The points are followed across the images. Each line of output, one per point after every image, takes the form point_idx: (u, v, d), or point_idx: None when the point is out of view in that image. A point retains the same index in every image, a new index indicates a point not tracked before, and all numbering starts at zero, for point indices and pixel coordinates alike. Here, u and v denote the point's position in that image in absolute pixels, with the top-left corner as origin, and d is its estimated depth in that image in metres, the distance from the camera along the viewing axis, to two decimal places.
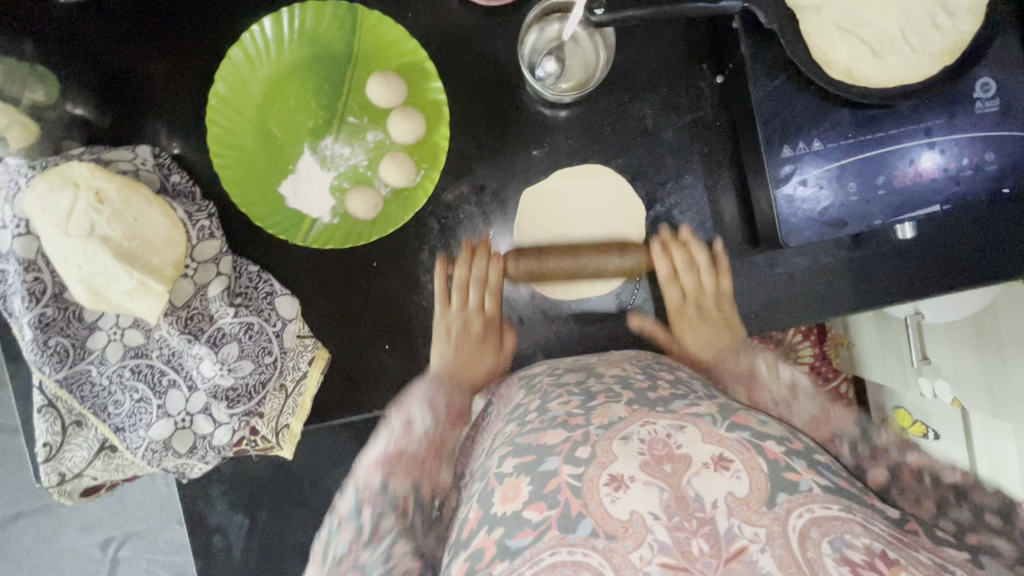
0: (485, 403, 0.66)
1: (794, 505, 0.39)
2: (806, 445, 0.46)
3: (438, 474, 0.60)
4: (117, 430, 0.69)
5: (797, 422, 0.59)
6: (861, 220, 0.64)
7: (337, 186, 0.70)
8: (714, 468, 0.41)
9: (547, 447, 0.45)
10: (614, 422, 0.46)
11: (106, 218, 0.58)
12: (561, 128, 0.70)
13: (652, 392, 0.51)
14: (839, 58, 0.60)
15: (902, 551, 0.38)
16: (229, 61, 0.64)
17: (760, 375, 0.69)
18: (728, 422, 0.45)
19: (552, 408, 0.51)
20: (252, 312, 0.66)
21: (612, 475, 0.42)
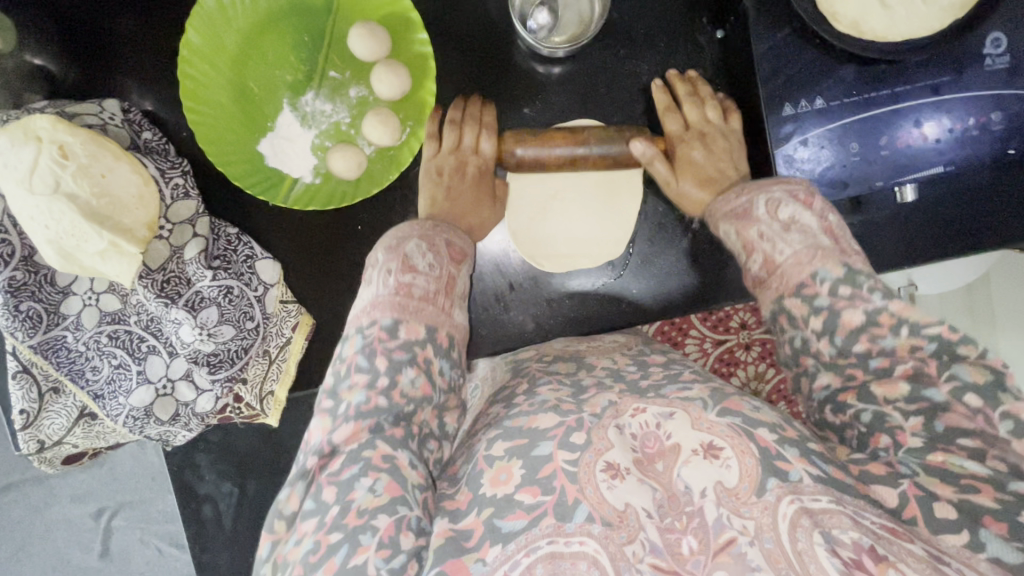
0: (457, 254, 0.56)
1: (784, 493, 0.37)
2: (800, 433, 0.41)
3: (451, 315, 0.52)
4: (96, 397, 0.67)
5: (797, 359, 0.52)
6: (862, 183, 0.62)
7: (318, 144, 0.66)
8: (703, 456, 0.39)
9: (539, 431, 0.42)
10: (607, 410, 0.43)
11: (71, 172, 0.54)
12: (553, 86, 0.67)
13: (644, 381, 0.49)
14: (848, 11, 0.57)
15: (892, 545, 0.35)
16: (200, 8, 0.60)
17: (746, 313, 0.67)
18: (719, 407, 0.42)
19: (541, 392, 0.49)
20: (231, 275, 0.63)
21: (608, 462, 0.39)
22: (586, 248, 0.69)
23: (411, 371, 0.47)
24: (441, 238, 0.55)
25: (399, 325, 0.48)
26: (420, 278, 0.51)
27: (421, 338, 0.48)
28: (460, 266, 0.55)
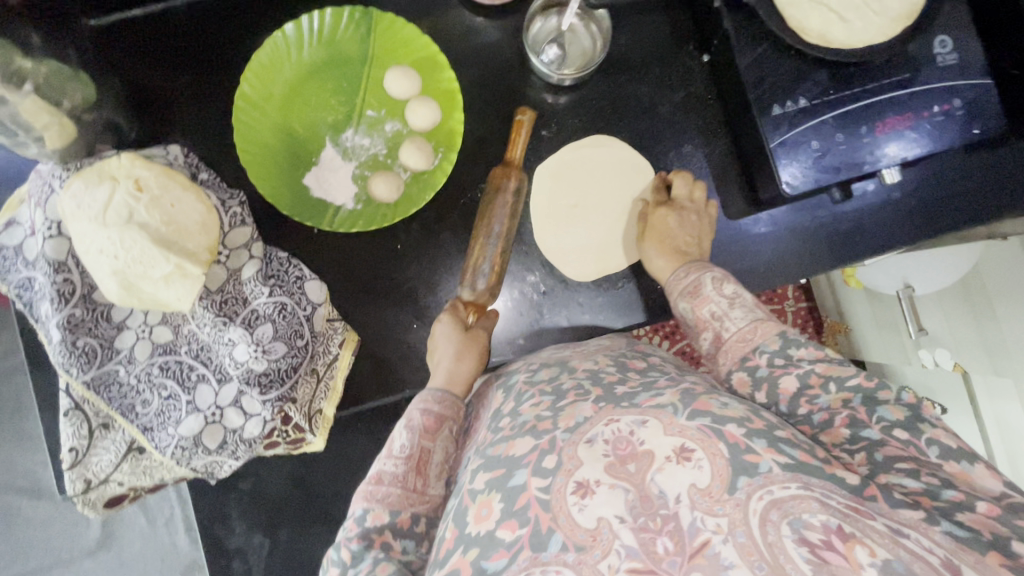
0: (434, 423, 0.58)
1: (754, 488, 0.41)
2: (766, 423, 0.46)
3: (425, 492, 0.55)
4: (146, 430, 0.68)
5: (731, 339, 0.59)
6: (852, 167, 0.68)
7: (359, 174, 0.72)
8: (676, 460, 0.43)
9: (515, 460, 0.47)
10: (579, 424, 0.48)
11: (145, 204, 0.59)
12: (563, 111, 0.75)
13: (621, 387, 0.54)
14: (812, 26, 0.66)
15: (858, 521, 0.39)
16: (254, 65, 0.69)
17: (704, 285, 0.63)
18: (688, 410, 0.46)
19: (524, 410, 0.54)
20: (285, 293, 0.67)
21: (578, 480, 0.43)
22: (599, 260, 0.74)
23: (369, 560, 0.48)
24: (418, 410, 0.59)
25: (366, 514, 0.52)
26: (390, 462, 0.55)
27: (383, 524, 0.51)
28: (437, 437, 0.58)
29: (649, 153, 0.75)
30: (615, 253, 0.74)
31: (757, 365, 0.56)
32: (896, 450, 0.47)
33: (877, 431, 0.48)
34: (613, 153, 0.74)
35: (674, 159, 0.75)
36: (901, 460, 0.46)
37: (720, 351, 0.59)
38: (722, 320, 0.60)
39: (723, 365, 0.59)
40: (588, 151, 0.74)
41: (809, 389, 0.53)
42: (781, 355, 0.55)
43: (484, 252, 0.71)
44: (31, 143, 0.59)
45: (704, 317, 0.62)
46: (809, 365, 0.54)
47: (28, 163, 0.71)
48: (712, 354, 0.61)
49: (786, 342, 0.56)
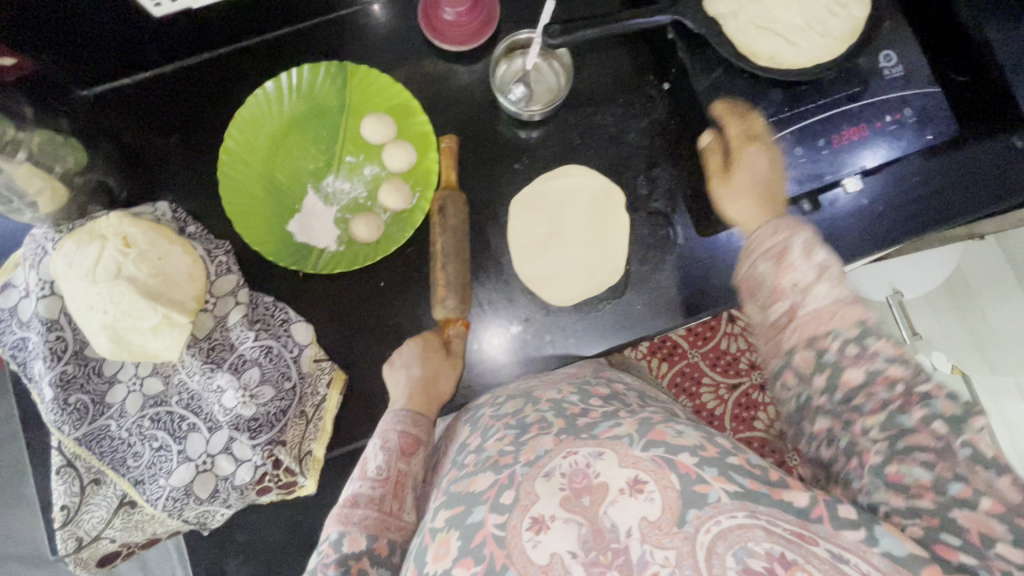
0: (409, 444, 0.61)
1: (704, 521, 0.41)
2: (718, 449, 0.46)
3: (399, 517, 0.56)
4: (137, 483, 0.69)
5: (805, 317, 0.53)
6: (814, 178, 0.72)
7: (340, 218, 0.75)
8: (629, 493, 0.43)
9: (475, 496, 0.47)
10: (539, 458, 0.48)
11: (133, 258, 0.61)
12: (536, 144, 0.78)
13: (583, 419, 0.54)
14: (760, 49, 0.70)
15: (799, 548, 0.40)
16: (237, 121, 0.73)
17: (791, 251, 0.56)
18: (644, 439, 0.46)
19: (489, 447, 0.54)
20: (271, 336, 0.68)
21: (534, 517, 0.43)
22: (572, 285, 0.75)
23: None
24: (393, 431, 0.62)
25: (343, 537, 0.53)
26: (366, 481, 0.57)
27: (360, 551, 0.52)
28: (411, 458, 0.60)
29: (618, 179, 0.78)
30: (589, 279, 0.75)
31: (828, 348, 0.51)
32: (919, 442, 0.45)
33: (914, 418, 0.46)
34: (585, 186, 0.77)
35: (643, 183, 0.78)
36: (920, 448, 0.45)
37: (789, 326, 0.54)
38: (803, 293, 0.54)
39: (788, 341, 0.54)
40: (562, 184, 0.77)
41: (871, 384, 0.49)
42: (856, 344, 0.51)
43: (446, 285, 0.70)
44: (26, 208, 0.62)
45: (781, 285, 0.56)
46: (884, 363, 0.49)
47: (21, 228, 0.75)
48: (777, 326, 0.55)
49: (864, 330, 0.51)
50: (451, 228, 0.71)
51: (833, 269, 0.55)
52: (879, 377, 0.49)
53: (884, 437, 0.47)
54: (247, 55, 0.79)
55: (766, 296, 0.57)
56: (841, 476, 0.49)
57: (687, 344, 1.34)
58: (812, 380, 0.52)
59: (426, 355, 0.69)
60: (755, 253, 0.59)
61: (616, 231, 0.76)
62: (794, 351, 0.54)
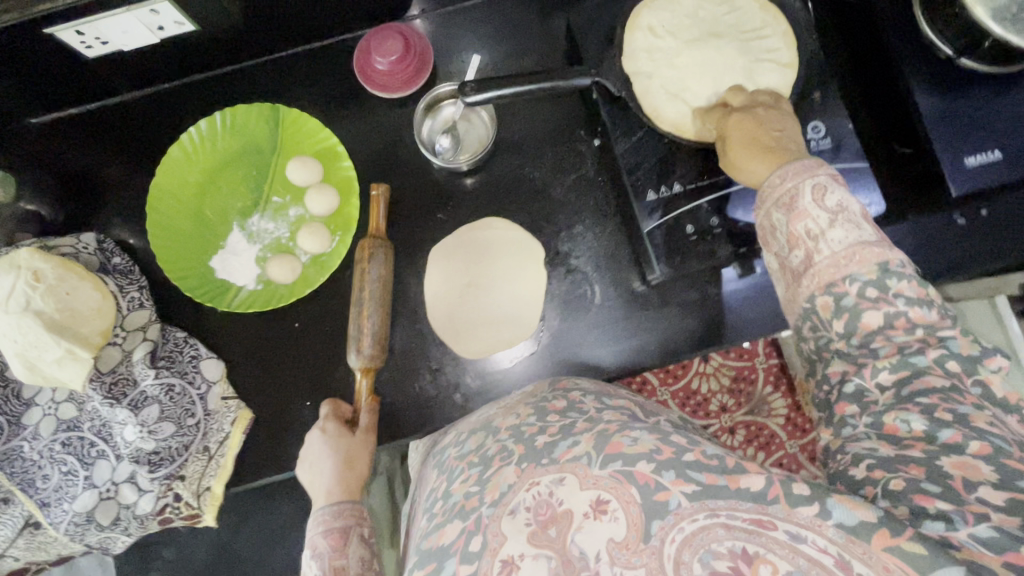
0: (337, 534, 0.61)
1: (668, 531, 0.40)
2: (675, 449, 0.44)
3: None
4: (43, 505, 0.71)
5: (822, 263, 0.50)
6: (728, 249, 0.69)
7: (261, 256, 0.76)
8: (594, 516, 0.43)
9: (445, 547, 0.47)
10: (503, 495, 0.46)
11: (42, 292, 0.62)
12: (462, 193, 0.79)
13: (542, 437, 0.51)
14: (667, 114, 0.67)
15: (760, 537, 0.39)
16: (168, 158, 0.75)
17: (802, 197, 0.51)
18: (602, 456, 0.45)
19: (454, 490, 0.52)
20: (174, 373, 0.70)
21: (503, 558, 0.43)
22: (481, 339, 0.75)
23: None
24: (319, 528, 0.61)
25: None
26: None
27: None
28: (348, 544, 0.60)
29: (541, 233, 0.77)
30: (497, 334, 0.75)
31: (846, 293, 0.49)
32: (928, 383, 0.46)
33: (928, 358, 0.47)
34: (504, 239, 0.77)
35: (565, 239, 0.77)
36: (925, 395, 0.45)
37: (805, 273, 0.51)
38: (818, 240, 0.50)
39: (805, 288, 0.51)
40: (481, 235, 0.77)
41: (891, 327, 0.48)
42: (874, 288, 0.48)
43: (367, 332, 0.69)
44: None
45: (794, 233, 0.51)
46: (904, 306, 0.48)
47: None
48: (795, 273, 0.52)
49: (886, 273, 0.48)
50: (378, 279, 0.71)
51: (849, 212, 0.50)
52: (893, 341, 0.48)
53: (891, 383, 0.47)
54: (186, 90, 0.81)
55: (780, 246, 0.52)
56: (834, 421, 0.49)
57: (656, 382, 1.32)
58: (832, 326, 0.50)
59: (339, 433, 0.68)
60: (762, 203, 0.54)
61: (532, 284, 0.76)
62: (807, 317, 0.52)
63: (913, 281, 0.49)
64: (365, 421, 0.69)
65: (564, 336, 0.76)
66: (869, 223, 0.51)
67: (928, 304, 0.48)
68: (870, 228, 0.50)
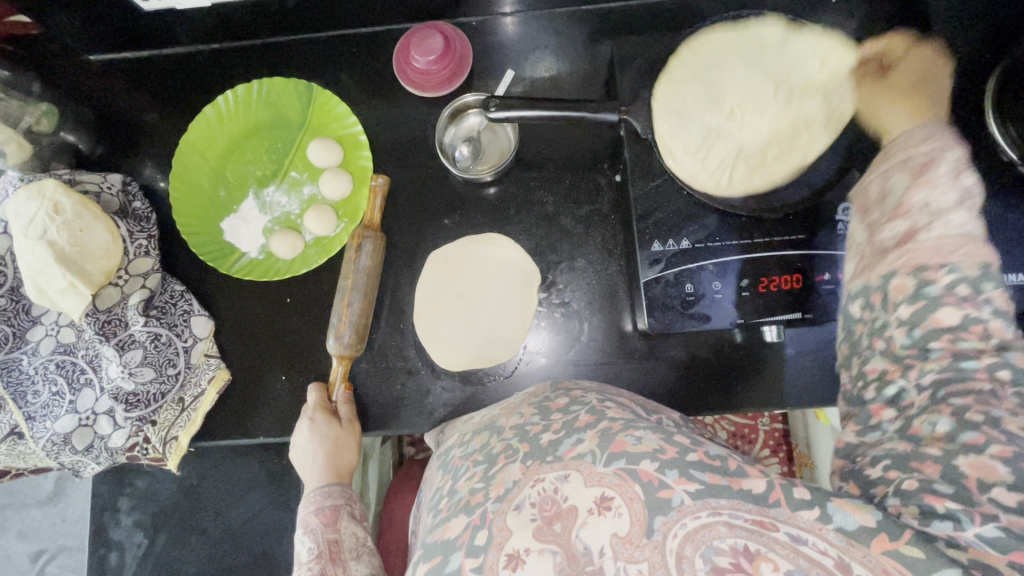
0: (327, 515, 0.64)
1: (670, 527, 0.40)
2: (679, 448, 0.45)
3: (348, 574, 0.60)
4: (28, 418, 0.75)
5: (924, 243, 0.47)
6: (726, 317, 0.66)
7: (269, 227, 0.78)
8: (597, 511, 0.43)
9: (450, 543, 0.46)
10: (508, 490, 0.46)
11: (57, 224, 0.66)
12: (473, 204, 0.78)
13: (546, 434, 0.51)
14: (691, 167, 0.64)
15: (762, 536, 0.39)
16: (201, 116, 0.78)
17: (932, 168, 0.49)
18: (606, 454, 0.45)
19: (460, 487, 0.52)
20: (163, 324, 0.73)
21: (509, 553, 0.43)
22: (457, 352, 0.75)
23: None
24: (309, 511, 0.64)
25: None
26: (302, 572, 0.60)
27: None
28: (337, 526, 0.63)
29: (541, 258, 0.76)
30: (474, 350, 0.75)
31: (937, 281, 0.45)
32: (967, 387, 0.42)
33: (981, 364, 0.43)
34: (506, 259, 0.77)
35: (564, 270, 0.76)
36: (962, 395, 0.42)
37: (894, 250, 0.48)
38: (932, 216, 0.47)
39: (887, 265, 0.48)
40: (483, 251, 0.77)
41: (961, 332, 0.44)
42: (970, 286, 0.45)
43: (347, 321, 0.70)
44: None
45: (909, 200, 0.49)
46: (988, 315, 0.44)
47: None
48: (883, 248, 0.50)
49: (985, 274, 0.45)
50: (365, 268, 0.72)
51: (973, 203, 0.47)
52: (960, 346, 0.44)
53: (930, 384, 0.44)
54: (233, 55, 0.83)
55: (884, 214, 0.51)
56: (865, 420, 0.46)
57: None
58: (897, 309, 0.47)
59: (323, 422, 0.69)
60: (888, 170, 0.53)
61: (522, 309, 0.76)
62: (876, 292, 0.49)
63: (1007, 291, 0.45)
64: (347, 412, 0.71)
65: (544, 368, 0.74)
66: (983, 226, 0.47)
67: (1004, 323, 0.44)
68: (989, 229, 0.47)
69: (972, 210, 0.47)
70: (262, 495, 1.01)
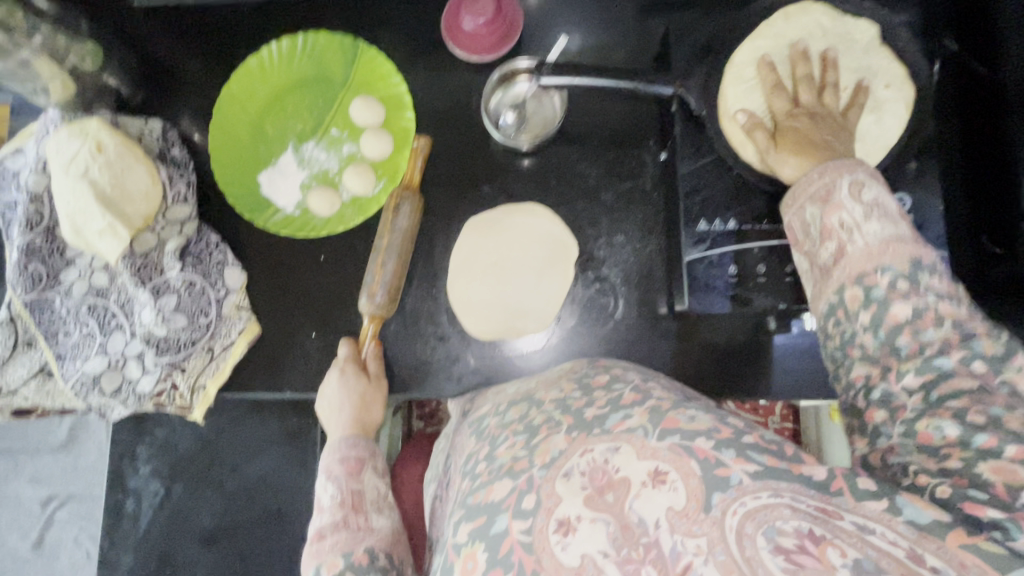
0: (354, 465, 0.61)
1: (728, 503, 0.37)
2: (734, 429, 0.42)
3: (372, 526, 0.55)
4: (59, 357, 0.76)
5: (855, 255, 0.48)
6: (768, 301, 0.65)
7: (306, 184, 0.77)
8: (651, 483, 0.40)
9: (495, 505, 0.43)
10: (555, 458, 0.43)
11: (99, 164, 0.65)
12: (513, 173, 0.77)
13: (591, 409, 0.48)
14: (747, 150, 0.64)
15: (827, 524, 0.36)
16: (244, 67, 0.77)
17: (838, 190, 0.51)
18: (660, 430, 0.42)
19: (499, 454, 0.48)
20: (198, 272, 0.73)
21: (559, 519, 0.40)
22: (488, 321, 0.74)
23: None
24: (336, 459, 0.62)
25: (320, 569, 0.51)
26: (324, 517, 0.56)
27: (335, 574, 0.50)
28: (362, 477, 0.60)
29: (579, 233, 0.75)
30: (504, 319, 0.75)
31: (877, 284, 0.46)
32: (957, 386, 0.41)
33: (954, 360, 0.42)
34: (542, 231, 0.76)
35: (602, 246, 0.75)
36: (956, 398, 0.41)
37: (835, 267, 0.50)
38: (850, 232, 0.49)
39: (834, 284, 0.50)
40: (520, 222, 0.76)
41: (918, 320, 0.44)
42: (907, 281, 0.46)
43: (382, 280, 0.71)
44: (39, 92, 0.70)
45: (827, 225, 0.50)
46: (934, 300, 0.45)
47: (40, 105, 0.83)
48: (826, 269, 0.51)
49: (918, 268, 0.46)
50: (403, 229, 0.72)
51: (885, 207, 0.48)
52: (921, 338, 0.44)
53: (918, 387, 0.43)
54: (279, 10, 0.82)
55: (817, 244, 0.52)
56: (868, 430, 0.45)
57: None
58: (857, 317, 0.47)
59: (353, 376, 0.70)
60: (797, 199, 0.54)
61: (556, 282, 0.75)
62: (834, 310, 0.50)
63: (941, 277, 0.46)
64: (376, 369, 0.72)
65: (577, 343, 0.74)
66: (909, 219, 0.49)
67: (956, 302, 0.45)
68: (909, 226, 0.48)
69: (885, 215, 0.48)
70: (278, 453, 1.02)
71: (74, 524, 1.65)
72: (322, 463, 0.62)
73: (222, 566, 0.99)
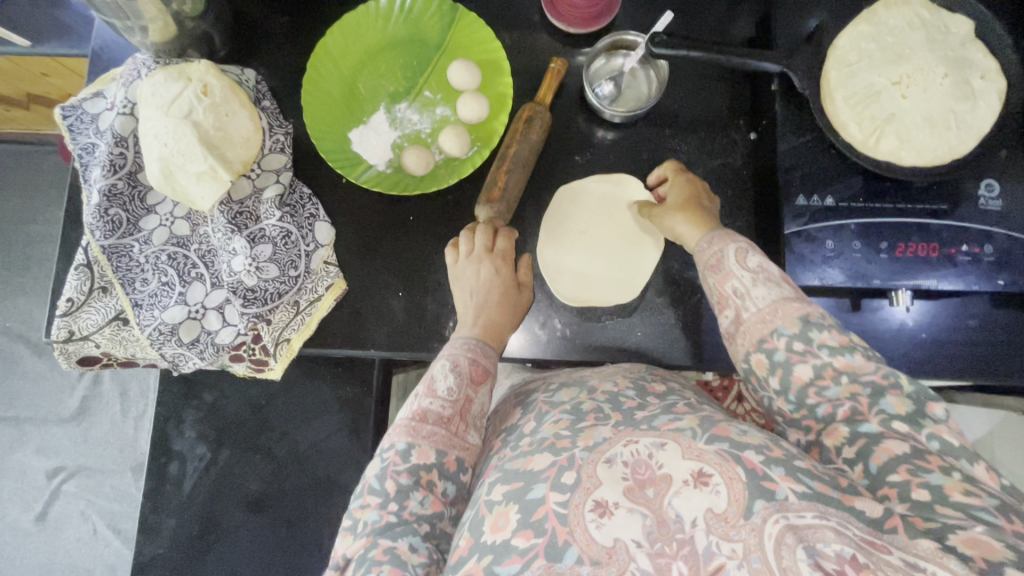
0: (477, 373, 0.63)
1: (770, 513, 0.41)
2: (785, 451, 0.46)
3: (465, 437, 0.59)
4: (135, 305, 0.72)
5: (751, 320, 0.57)
6: (861, 277, 0.68)
7: (398, 143, 0.78)
8: (694, 484, 0.43)
9: (535, 474, 0.48)
10: (598, 444, 0.48)
11: (204, 107, 0.66)
12: (603, 145, 0.78)
13: (640, 413, 0.54)
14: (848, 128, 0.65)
15: (870, 554, 0.40)
16: (343, 22, 0.75)
17: (727, 260, 0.60)
18: (707, 434, 0.47)
19: (544, 428, 0.54)
20: (293, 222, 0.73)
21: (597, 500, 0.44)
22: (575, 288, 0.75)
23: (417, 493, 0.54)
24: (464, 357, 0.63)
25: (410, 449, 0.56)
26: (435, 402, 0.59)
27: (428, 462, 0.56)
28: (478, 387, 0.62)
29: None
30: (589, 287, 0.75)
31: (776, 347, 0.55)
32: (886, 448, 0.47)
33: (875, 424, 0.49)
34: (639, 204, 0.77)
35: None
36: (891, 471, 0.46)
37: (739, 331, 0.58)
38: (743, 297, 0.58)
39: (740, 343, 0.58)
40: (617, 193, 0.78)
41: (820, 377, 0.52)
42: (799, 338, 0.54)
43: (505, 189, 0.71)
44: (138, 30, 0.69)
45: (727, 297, 0.59)
46: (828, 357, 0.52)
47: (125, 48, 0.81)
48: (731, 333, 0.59)
49: (807, 325, 0.54)
50: (529, 142, 0.72)
51: (768, 273, 0.58)
52: (824, 394, 0.52)
53: (854, 456, 0.48)
54: None
55: (726, 318, 0.60)
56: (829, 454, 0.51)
57: None
58: (767, 377, 0.55)
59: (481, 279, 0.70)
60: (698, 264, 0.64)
61: (646, 255, 0.76)
62: (749, 373, 0.57)
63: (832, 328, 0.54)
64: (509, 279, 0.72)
65: (665, 316, 0.75)
66: (789, 283, 0.58)
67: (849, 352, 0.53)
68: (790, 287, 0.57)
69: (769, 280, 0.57)
70: (331, 421, 1.01)
71: (80, 497, 1.56)
72: (445, 352, 0.64)
73: (266, 535, 0.97)
